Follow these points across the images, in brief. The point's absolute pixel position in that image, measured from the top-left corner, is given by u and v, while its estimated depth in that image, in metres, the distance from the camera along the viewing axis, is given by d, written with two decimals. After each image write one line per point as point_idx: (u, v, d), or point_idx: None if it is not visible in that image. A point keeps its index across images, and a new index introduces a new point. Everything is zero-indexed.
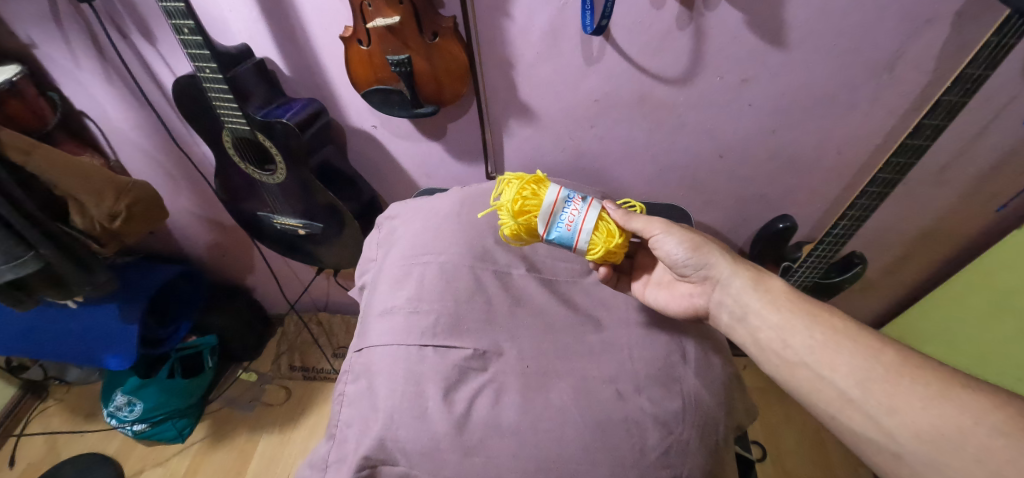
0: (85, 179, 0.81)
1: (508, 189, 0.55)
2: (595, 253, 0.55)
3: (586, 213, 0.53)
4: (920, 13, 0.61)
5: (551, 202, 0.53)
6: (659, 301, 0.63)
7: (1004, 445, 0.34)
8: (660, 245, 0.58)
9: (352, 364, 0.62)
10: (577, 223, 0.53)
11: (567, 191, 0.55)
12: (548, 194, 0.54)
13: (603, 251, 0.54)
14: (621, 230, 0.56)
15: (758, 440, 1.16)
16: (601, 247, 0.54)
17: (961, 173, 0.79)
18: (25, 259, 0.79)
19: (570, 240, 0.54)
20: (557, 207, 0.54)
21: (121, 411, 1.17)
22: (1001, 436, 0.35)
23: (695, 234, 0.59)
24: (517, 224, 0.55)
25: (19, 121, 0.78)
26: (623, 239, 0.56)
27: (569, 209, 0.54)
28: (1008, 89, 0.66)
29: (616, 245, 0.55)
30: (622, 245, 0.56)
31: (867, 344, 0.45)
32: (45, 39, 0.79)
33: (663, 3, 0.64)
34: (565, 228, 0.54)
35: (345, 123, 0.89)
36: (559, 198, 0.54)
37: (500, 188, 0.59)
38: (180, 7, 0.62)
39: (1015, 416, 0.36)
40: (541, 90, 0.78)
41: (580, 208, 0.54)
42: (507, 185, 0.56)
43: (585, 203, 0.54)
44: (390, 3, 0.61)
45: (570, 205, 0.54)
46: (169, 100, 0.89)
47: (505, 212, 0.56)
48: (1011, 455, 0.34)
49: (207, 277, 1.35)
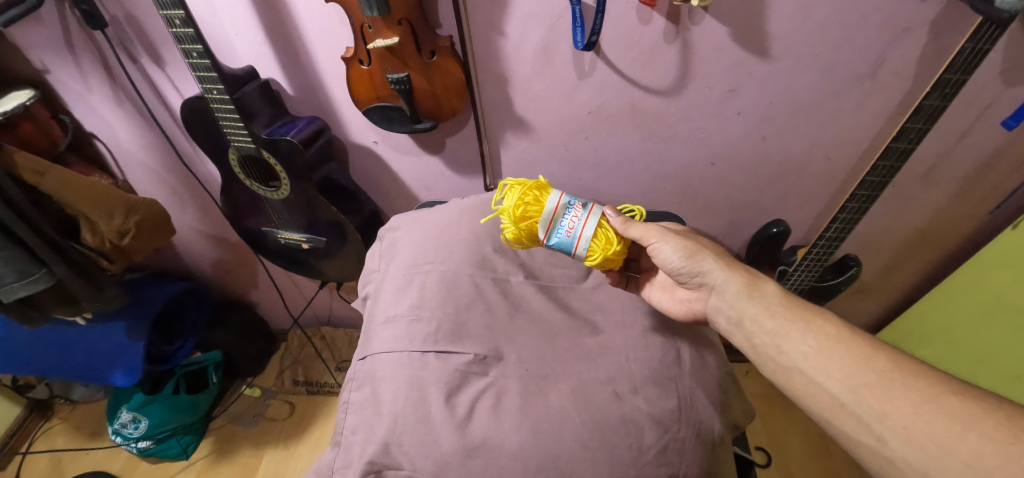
0: (96, 199, 0.84)
1: (509, 195, 0.57)
2: (594, 259, 0.56)
3: (586, 220, 0.55)
4: (895, 22, 0.63)
5: (552, 209, 0.55)
6: (659, 303, 0.65)
7: (992, 450, 0.35)
8: (658, 251, 0.60)
9: (356, 372, 0.64)
10: (576, 229, 0.55)
11: (568, 197, 0.57)
12: (548, 202, 0.55)
13: (602, 258, 0.56)
14: (620, 237, 0.58)
15: (761, 446, 1.15)
16: (600, 253, 0.56)
17: (948, 174, 0.81)
18: (37, 276, 0.82)
19: (569, 246, 0.56)
20: (558, 213, 0.56)
21: (126, 428, 1.16)
22: (991, 442, 0.36)
23: (692, 240, 0.60)
24: (519, 229, 0.57)
25: (31, 143, 0.80)
26: (621, 247, 0.58)
27: (569, 215, 0.56)
28: (988, 93, 0.68)
29: (614, 252, 0.57)
30: (621, 252, 0.58)
31: (860, 350, 0.46)
32: (58, 66, 0.82)
33: (650, 18, 0.67)
34: (565, 234, 0.55)
35: (348, 140, 0.92)
36: (560, 204, 0.56)
37: (501, 193, 0.60)
38: (189, 33, 0.65)
39: (1005, 422, 0.36)
40: (537, 104, 0.81)
41: (580, 215, 0.56)
42: (509, 190, 0.58)
43: (585, 210, 0.56)
44: (390, 25, 0.64)
45: (570, 211, 0.56)
46: (176, 121, 0.92)
47: (507, 216, 0.57)
48: (1001, 461, 0.34)
49: (210, 293, 1.36)
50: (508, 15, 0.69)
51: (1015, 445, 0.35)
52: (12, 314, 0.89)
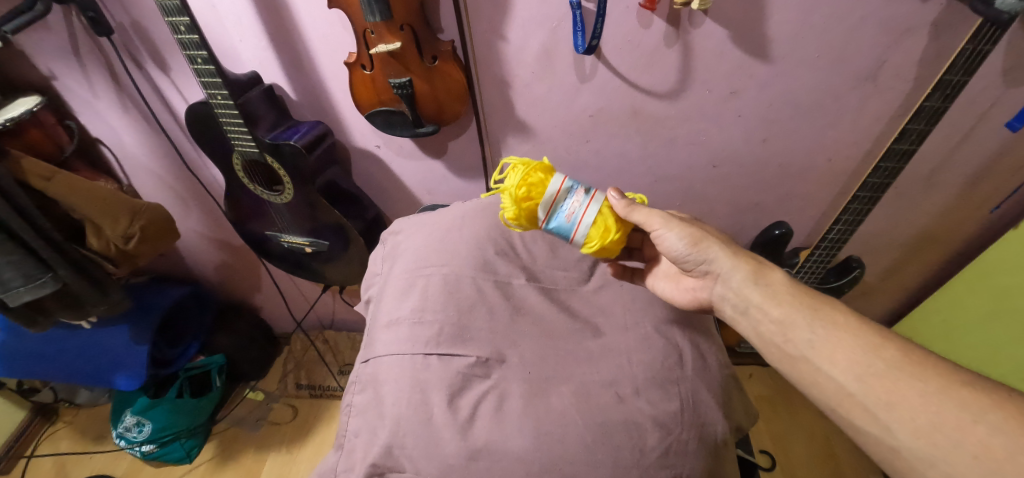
0: (101, 204, 0.85)
1: (512, 175, 0.57)
2: (591, 247, 0.57)
3: (587, 206, 0.56)
4: (895, 24, 0.64)
5: (554, 192, 0.56)
6: (665, 292, 0.67)
7: (1001, 442, 0.35)
8: (661, 239, 0.60)
9: (359, 375, 0.64)
10: (577, 215, 0.56)
11: (570, 181, 0.57)
12: (552, 184, 0.56)
13: (599, 245, 0.56)
14: (621, 223, 0.58)
15: (765, 449, 1.14)
16: (597, 241, 0.56)
17: (950, 174, 0.80)
18: (43, 281, 0.82)
19: (569, 231, 0.56)
20: (560, 197, 0.56)
21: (130, 432, 1.17)
22: (1000, 434, 0.35)
23: (698, 228, 0.60)
24: (519, 210, 0.57)
25: (38, 148, 0.81)
26: (619, 235, 0.58)
27: (571, 200, 0.56)
28: (990, 93, 0.68)
29: (612, 240, 0.57)
30: (618, 240, 0.58)
31: (870, 340, 0.45)
32: (65, 72, 0.83)
33: (651, 22, 0.67)
34: (565, 218, 0.56)
35: (350, 143, 0.92)
36: (563, 188, 0.56)
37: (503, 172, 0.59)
38: (194, 39, 0.66)
39: (1016, 414, 0.36)
40: (539, 108, 0.81)
41: (582, 200, 0.56)
42: (512, 171, 0.57)
43: (587, 196, 0.56)
44: (391, 29, 0.64)
45: (572, 196, 0.56)
46: (181, 125, 0.93)
47: (508, 197, 0.57)
48: (1010, 454, 0.34)
49: (213, 297, 1.37)
50: (509, 20, 0.69)
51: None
52: (18, 318, 0.89)
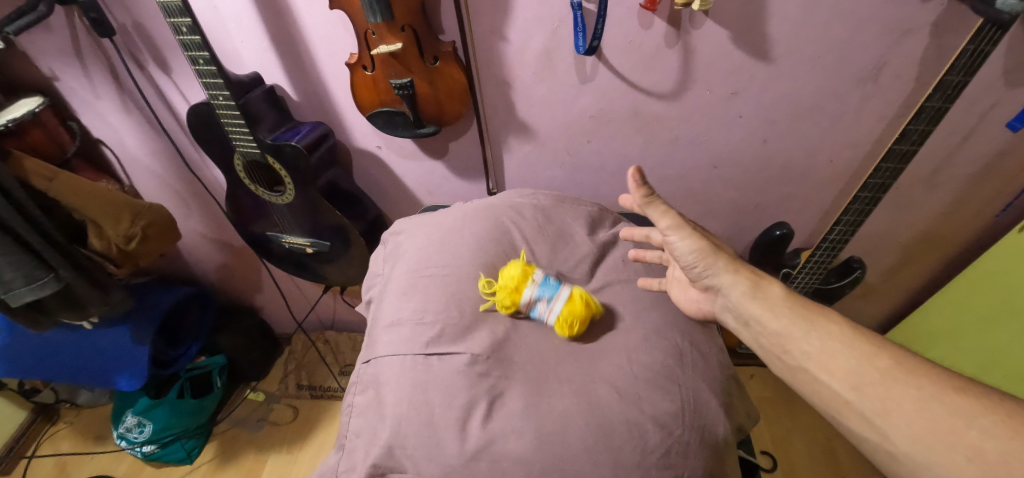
0: (103, 204, 0.85)
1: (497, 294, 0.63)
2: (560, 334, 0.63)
3: (552, 309, 0.61)
4: (896, 24, 0.64)
5: (527, 301, 0.63)
6: (674, 297, 0.66)
7: (994, 446, 0.35)
8: (672, 247, 0.59)
9: (360, 376, 0.64)
10: (545, 315, 0.63)
11: (539, 290, 0.63)
12: (525, 296, 0.62)
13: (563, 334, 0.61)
14: (585, 318, 0.60)
15: (766, 450, 1.14)
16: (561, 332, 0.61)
17: (951, 175, 0.80)
18: (46, 280, 0.82)
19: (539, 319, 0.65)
20: (531, 303, 0.63)
21: (131, 433, 1.19)
22: (993, 437, 0.35)
23: (705, 238, 0.58)
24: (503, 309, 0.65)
25: (39, 149, 0.82)
26: (582, 322, 0.60)
27: (541, 305, 0.62)
28: (991, 94, 0.68)
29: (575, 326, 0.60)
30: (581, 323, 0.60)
31: (862, 348, 0.45)
32: (66, 73, 0.83)
33: (651, 23, 0.67)
34: (537, 315, 0.64)
35: (351, 144, 0.92)
36: (534, 298, 0.63)
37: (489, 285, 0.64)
38: (196, 40, 0.66)
39: (1009, 419, 0.36)
40: (540, 109, 0.81)
41: (549, 304, 0.62)
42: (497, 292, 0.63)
43: (552, 301, 0.62)
44: (392, 30, 0.64)
45: (542, 303, 0.62)
46: (182, 126, 0.93)
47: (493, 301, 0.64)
48: (1002, 456, 0.34)
49: (214, 297, 1.37)
50: (510, 21, 0.69)
51: (1015, 441, 0.35)
52: (19, 319, 0.89)
